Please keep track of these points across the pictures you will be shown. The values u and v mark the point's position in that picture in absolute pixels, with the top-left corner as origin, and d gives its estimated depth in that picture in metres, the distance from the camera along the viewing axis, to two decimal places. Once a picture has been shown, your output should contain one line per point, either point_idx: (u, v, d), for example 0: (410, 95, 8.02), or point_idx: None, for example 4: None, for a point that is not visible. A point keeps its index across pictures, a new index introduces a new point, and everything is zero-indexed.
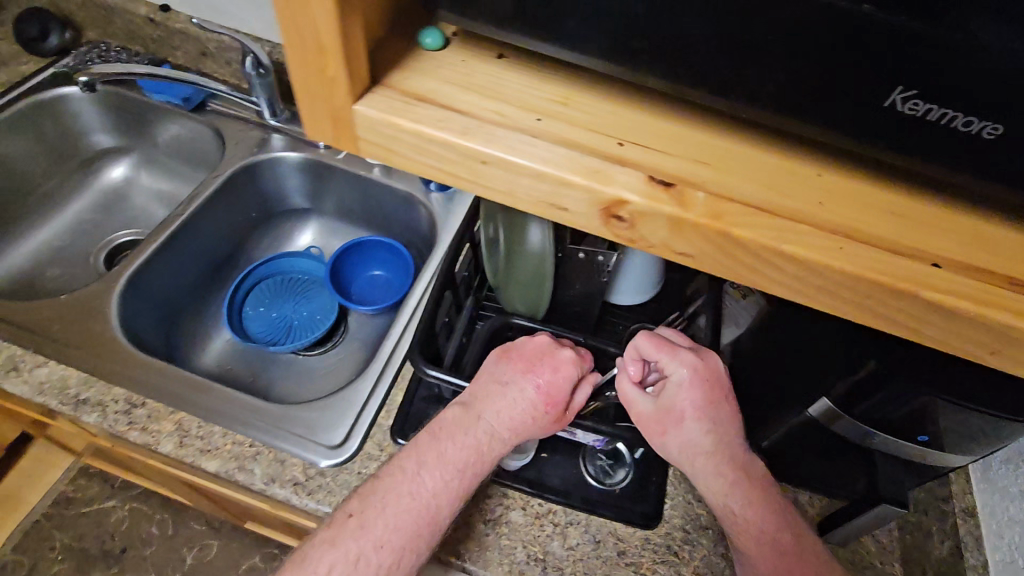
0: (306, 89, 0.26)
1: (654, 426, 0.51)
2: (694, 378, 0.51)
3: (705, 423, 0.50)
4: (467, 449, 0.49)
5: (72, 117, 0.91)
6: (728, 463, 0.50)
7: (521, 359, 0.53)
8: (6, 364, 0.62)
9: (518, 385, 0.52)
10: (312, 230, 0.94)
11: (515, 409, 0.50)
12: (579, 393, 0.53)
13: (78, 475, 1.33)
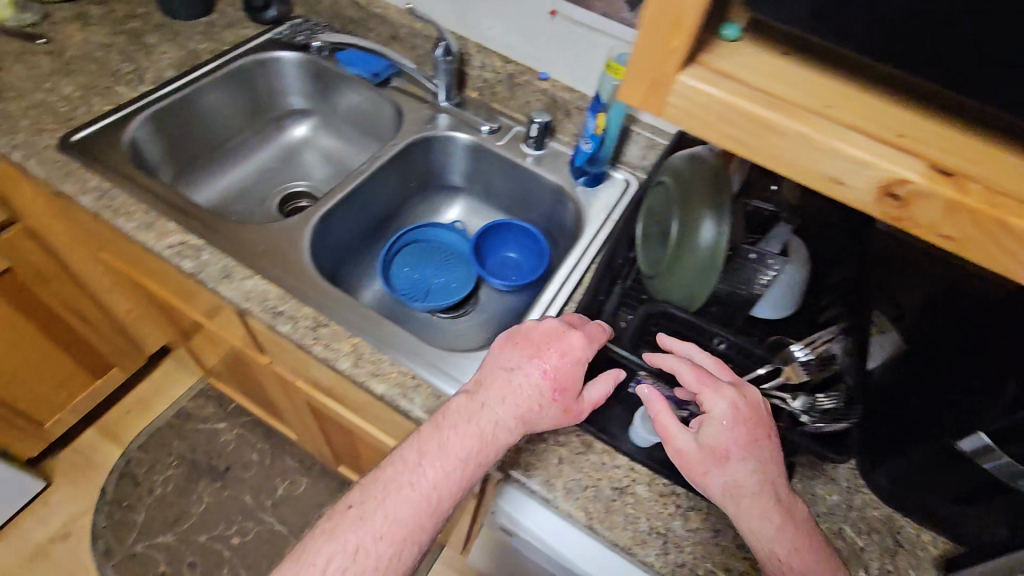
0: (646, 56, 0.32)
1: (697, 466, 0.51)
2: (737, 415, 0.51)
3: (751, 462, 0.50)
4: (468, 435, 0.55)
5: (276, 78, 1.04)
6: (770, 503, 0.50)
7: (529, 344, 0.60)
8: (220, 271, 0.71)
9: (524, 370, 0.58)
10: (459, 208, 1.03)
11: (518, 396, 0.56)
12: (595, 387, 0.58)
13: (198, 395, 1.48)
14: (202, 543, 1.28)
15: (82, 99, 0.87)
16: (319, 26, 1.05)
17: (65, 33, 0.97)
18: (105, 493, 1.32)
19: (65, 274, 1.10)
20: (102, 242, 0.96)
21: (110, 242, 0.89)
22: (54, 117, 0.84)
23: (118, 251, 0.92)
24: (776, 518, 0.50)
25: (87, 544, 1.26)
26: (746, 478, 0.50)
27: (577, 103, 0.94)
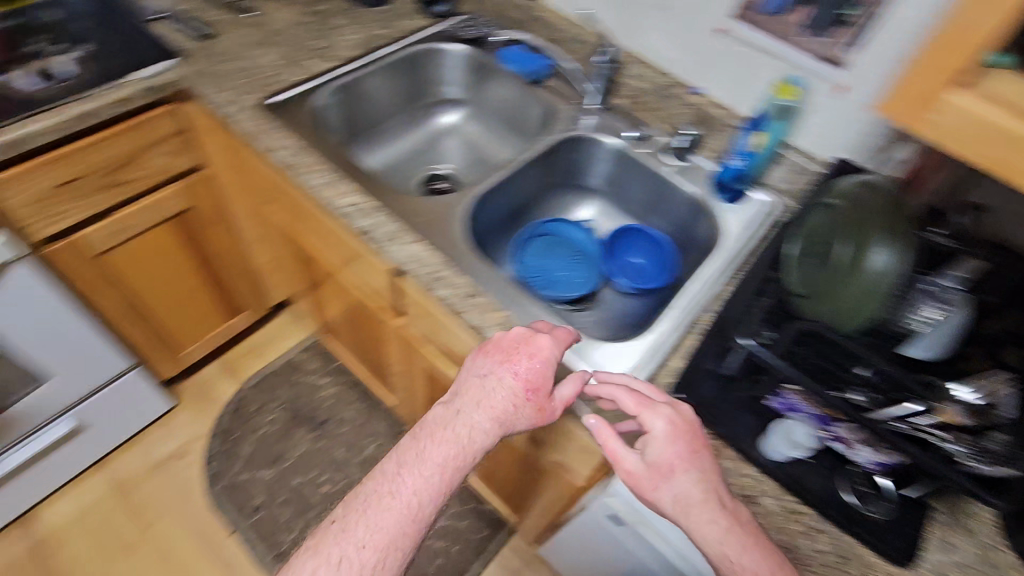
0: (928, 73, 0.42)
1: (645, 479, 0.57)
2: (674, 429, 0.58)
3: (694, 472, 0.56)
4: (448, 441, 0.58)
5: (437, 67, 1.12)
6: (719, 512, 0.54)
7: (499, 351, 0.63)
8: (390, 233, 0.78)
9: (495, 375, 0.62)
10: (591, 208, 1.07)
11: (492, 401, 0.60)
12: (567, 386, 0.64)
13: (306, 350, 1.61)
14: (297, 484, 1.38)
15: (281, 68, 0.99)
16: (477, 22, 1.12)
17: (268, 10, 1.10)
18: (218, 423, 1.46)
19: (225, 221, 1.24)
20: (266, 195, 1.07)
21: (277, 196, 1.00)
22: (258, 80, 0.96)
23: (282, 204, 1.03)
24: (732, 531, 0.53)
25: (200, 465, 1.39)
26: (692, 488, 0.55)
27: (728, 120, 0.96)
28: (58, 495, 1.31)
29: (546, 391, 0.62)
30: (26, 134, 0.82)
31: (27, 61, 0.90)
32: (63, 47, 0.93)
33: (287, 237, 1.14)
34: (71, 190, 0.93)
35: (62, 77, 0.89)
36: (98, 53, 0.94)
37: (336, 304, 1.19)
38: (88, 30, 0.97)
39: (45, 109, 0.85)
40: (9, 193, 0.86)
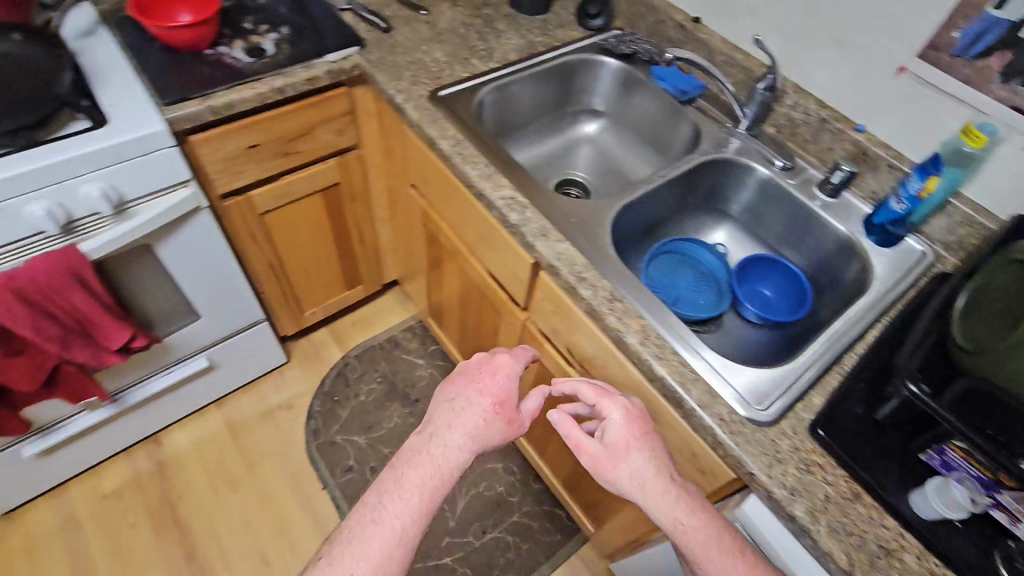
0: None
1: (604, 458, 0.65)
2: (627, 415, 0.66)
3: (645, 450, 0.64)
4: (426, 466, 0.64)
5: (589, 78, 1.16)
6: (670, 482, 0.62)
7: (465, 376, 0.73)
8: (539, 229, 0.81)
9: (472, 398, 0.69)
10: (725, 233, 1.06)
11: (461, 419, 0.67)
12: (529, 402, 0.73)
13: (408, 329, 1.70)
14: (385, 455, 1.46)
15: (446, 64, 1.05)
16: (634, 36, 1.14)
17: (438, 10, 1.18)
18: (322, 385, 1.56)
19: (364, 198, 1.33)
20: (412, 179, 1.14)
21: (425, 181, 1.07)
22: (427, 74, 1.03)
23: (425, 189, 1.10)
24: (682, 500, 0.61)
25: (302, 420, 1.50)
26: (645, 464, 0.63)
27: (891, 161, 0.90)
28: (182, 424, 1.46)
29: (508, 401, 0.70)
30: (231, 100, 0.93)
31: (238, 36, 1.01)
32: (267, 27, 1.04)
33: (421, 220, 1.21)
34: (253, 153, 1.04)
35: (265, 52, 0.99)
36: (294, 35, 1.04)
37: (453, 291, 1.25)
38: (287, 14, 1.08)
39: (248, 80, 0.95)
40: (206, 149, 0.97)
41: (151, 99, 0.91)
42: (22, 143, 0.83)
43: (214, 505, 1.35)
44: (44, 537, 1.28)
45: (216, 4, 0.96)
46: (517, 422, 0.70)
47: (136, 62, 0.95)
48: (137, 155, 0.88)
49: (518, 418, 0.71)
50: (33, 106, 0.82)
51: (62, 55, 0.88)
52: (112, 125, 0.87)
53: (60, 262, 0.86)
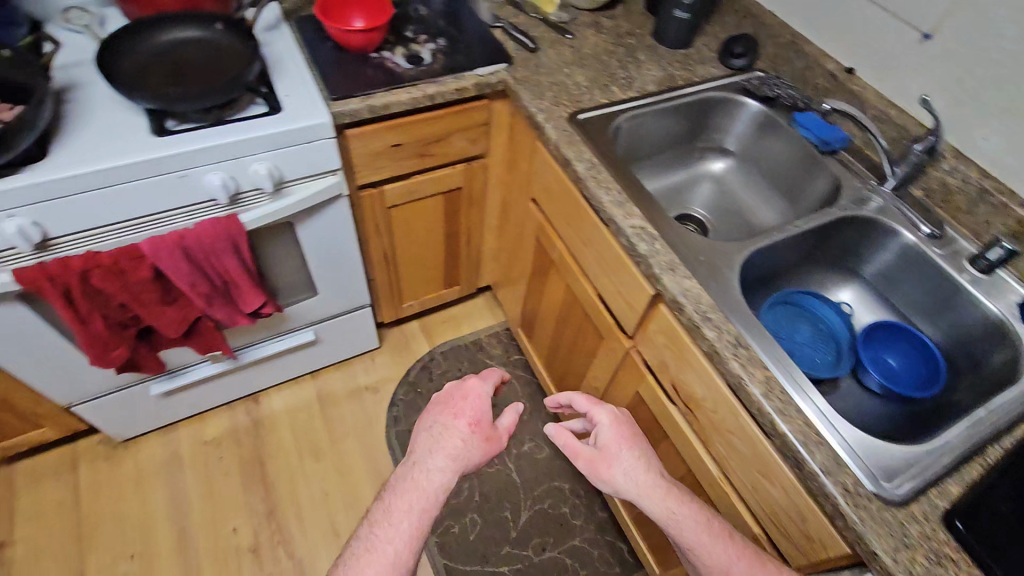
0: None
1: (598, 460, 0.75)
2: (616, 420, 0.79)
3: (634, 449, 0.76)
4: (415, 493, 0.70)
5: (726, 117, 1.15)
6: (656, 477, 0.73)
7: (440, 403, 0.78)
8: (667, 263, 0.82)
9: (449, 425, 0.74)
10: (852, 293, 1.01)
11: (438, 446, 0.72)
12: (505, 418, 0.78)
13: (494, 334, 1.74)
14: None
15: (587, 89, 1.08)
16: (779, 80, 1.11)
17: (583, 35, 1.20)
18: (407, 375, 1.64)
19: (479, 205, 1.39)
20: (534, 194, 1.18)
21: (549, 198, 1.10)
22: (567, 96, 1.06)
23: (547, 206, 1.13)
24: (670, 494, 0.71)
25: (385, 405, 1.58)
26: (631, 463, 0.74)
27: None
28: (278, 389, 1.57)
29: (481, 420, 0.75)
30: (388, 102, 1.01)
31: (400, 43, 1.09)
32: (426, 37, 1.11)
33: (534, 234, 1.25)
34: (394, 152, 1.11)
35: (422, 62, 1.06)
36: (449, 47, 1.10)
37: (552, 307, 1.28)
38: (444, 27, 1.15)
39: (405, 86, 1.02)
40: (357, 144, 1.05)
41: (321, 93, 1.00)
42: (212, 120, 0.93)
43: (298, 469, 1.45)
44: (151, 468, 1.42)
45: (389, 14, 1.04)
46: (495, 440, 0.76)
47: (311, 57, 1.04)
48: (302, 143, 0.96)
49: (496, 435, 0.76)
50: (226, 88, 0.92)
51: (254, 45, 0.98)
52: (286, 112, 0.96)
53: (223, 227, 0.96)
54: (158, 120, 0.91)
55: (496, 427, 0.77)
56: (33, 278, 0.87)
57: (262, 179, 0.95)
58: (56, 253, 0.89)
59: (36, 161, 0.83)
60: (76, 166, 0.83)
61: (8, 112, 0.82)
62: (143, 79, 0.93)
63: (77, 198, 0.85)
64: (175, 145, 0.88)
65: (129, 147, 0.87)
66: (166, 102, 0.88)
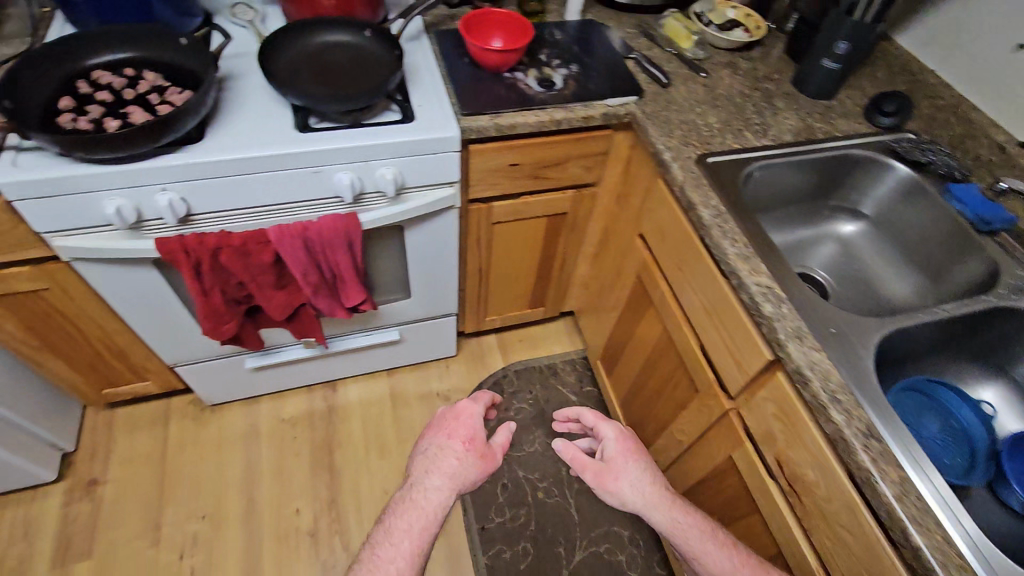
0: None
1: (606, 472, 0.76)
2: (621, 436, 0.80)
3: (640, 463, 0.77)
4: (414, 514, 0.72)
5: (866, 177, 1.06)
6: (664, 491, 0.75)
7: (436, 425, 0.81)
8: (794, 330, 0.76)
9: (445, 444, 0.77)
10: (993, 392, 0.91)
11: (434, 466, 0.75)
12: (500, 435, 0.80)
13: (568, 362, 1.72)
14: (518, 476, 1.49)
15: (719, 131, 1.04)
16: (936, 146, 1.02)
17: (719, 74, 1.16)
18: (479, 388, 1.64)
19: (580, 232, 1.37)
20: (643, 231, 1.15)
21: (660, 239, 1.07)
22: (698, 136, 1.02)
23: (656, 245, 1.10)
24: (676, 507, 0.74)
25: None
26: (637, 475, 0.76)
27: None
28: (355, 380, 1.62)
29: (477, 439, 0.78)
30: (515, 123, 1.01)
31: (533, 65, 1.08)
32: (559, 61, 1.11)
33: (635, 270, 1.22)
34: (509, 171, 1.11)
35: (554, 86, 1.05)
36: (582, 74, 1.09)
37: (642, 348, 1.24)
38: (578, 53, 1.14)
39: (534, 109, 1.02)
40: (477, 159, 1.06)
41: (453, 106, 1.01)
42: (350, 122, 0.97)
43: (363, 463, 1.48)
44: (231, 435, 1.50)
45: (530, 36, 1.03)
46: (493, 457, 0.78)
47: (447, 71, 1.06)
48: (429, 154, 0.98)
49: (493, 452, 0.78)
50: (368, 94, 0.95)
51: (398, 55, 1.01)
52: (418, 122, 0.98)
53: (343, 225, 1.00)
54: (303, 117, 0.96)
55: (492, 443, 0.79)
56: (172, 250, 0.94)
57: (387, 183, 0.98)
58: (196, 228, 0.96)
59: (194, 142, 0.89)
60: (227, 152, 0.89)
61: (178, 96, 0.89)
62: (295, 76, 0.98)
63: (223, 181, 0.90)
64: (316, 143, 0.92)
65: (274, 139, 0.92)
66: (313, 101, 0.92)
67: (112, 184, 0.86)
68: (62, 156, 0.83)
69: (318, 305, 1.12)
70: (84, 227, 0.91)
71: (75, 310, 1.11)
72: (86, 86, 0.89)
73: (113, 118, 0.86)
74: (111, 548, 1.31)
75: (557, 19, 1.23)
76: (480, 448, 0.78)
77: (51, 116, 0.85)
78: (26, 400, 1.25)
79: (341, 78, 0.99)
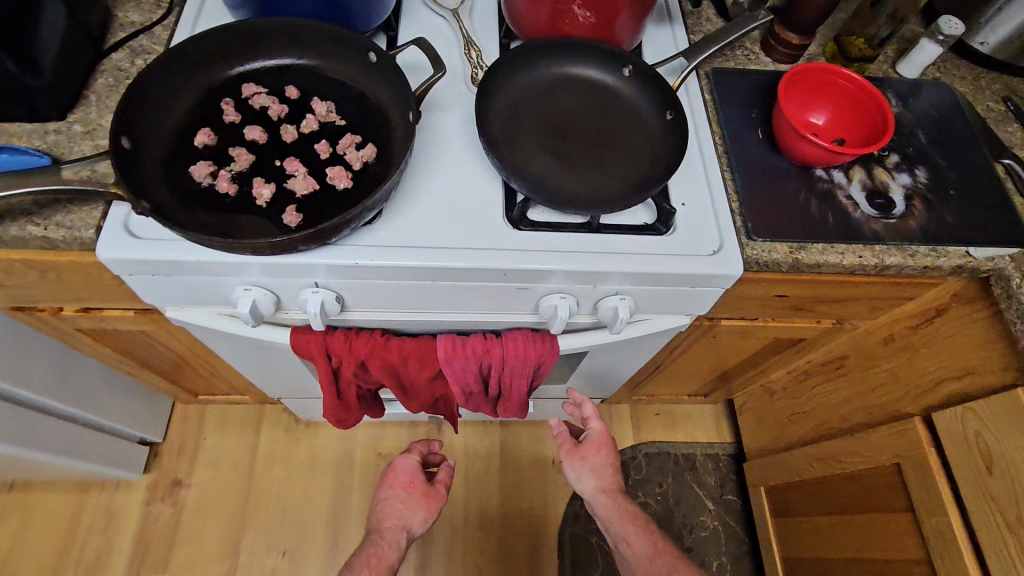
0: None
1: (576, 453, 0.93)
2: (602, 428, 0.93)
3: (602, 454, 0.93)
4: (375, 554, 0.83)
5: None
6: (612, 477, 0.93)
7: (391, 474, 0.94)
8: None
9: (392, 493, 0.91)
10: None
11: (390, 513, 0.89)
12: (444, 474, 0.95)
13: (712, 457, 1.42)
14: None
15: None
16: None
17: None
18: None
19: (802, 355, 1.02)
20: (933, 416, 0.81)
21: (977, 460, 0.73)
22: None
23: (953, 455, 0.77)
24: (615, 491, 0.92)
25: (571, 492, 1.34)
26: (599, 460, 0.92)
27: None
28: (465, 424, 1.39)
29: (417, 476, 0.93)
30: (826, 263, 0.66)
31: (860, 161, 0.70)
32: (898, 157, 0.72)
33: (884, 447, 0.88)
34: (770, 300, 0.77)
35: (893, 207, 0.68)
36: (932, 188, 0.70)
37: (857, 538, 0.94)
38: (924, 142, 0.74)
39: (859, 245, 0.66)
40: (740, 291, 0.72)
41: (736, 217, 0.66)
42: (586, 220, 0.65)
43: (458, 529, 1.29)
44: (323, 460, 1.32)
45: (890, 127, 0.64)
46: (435, 492, 0.92)
47: (728, 148, 0.70)
48: (686, 287, 0.66)
49: (436, 489, 0.93)
50: (625, 191, 0.63)
51: (672, 120, 0.66)
52: (684, 237, 0.65)
53: (534, 353, 0.72)
54: (520, 200, 0.65)
55: (434, 482, 0.94)
56: (310, 349, 0.70)
57: (617, 317, 0.68)
58: (348, 319, 0.70)
59: (368, 229, 0.61)
60: (413, 251, 0.60)
61: (357, 152, 0.60)
62: (516, 131, 0.66)
63: (397, 283, 0.63)
64: (538, 255, 0.62)
65: (478, 238, 0.62)
66: (548, 196, 0.60)
67: (252, 274, 0.60)
68: (187, 243, 0.57)
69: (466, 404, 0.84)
70: (207, 303, 0.67)
71: (180, 346, 0.90)
72: (234, 114, 0.62)
73: (264, 178, 0.59)
74: (186, 567, 1.20)
75: (883, 69, 0.82)
76: (423, 488, 0.93)
77: (184, 161, 0.59)
78: (117, 404, 1.09)
79: (582, 147, 0.66)
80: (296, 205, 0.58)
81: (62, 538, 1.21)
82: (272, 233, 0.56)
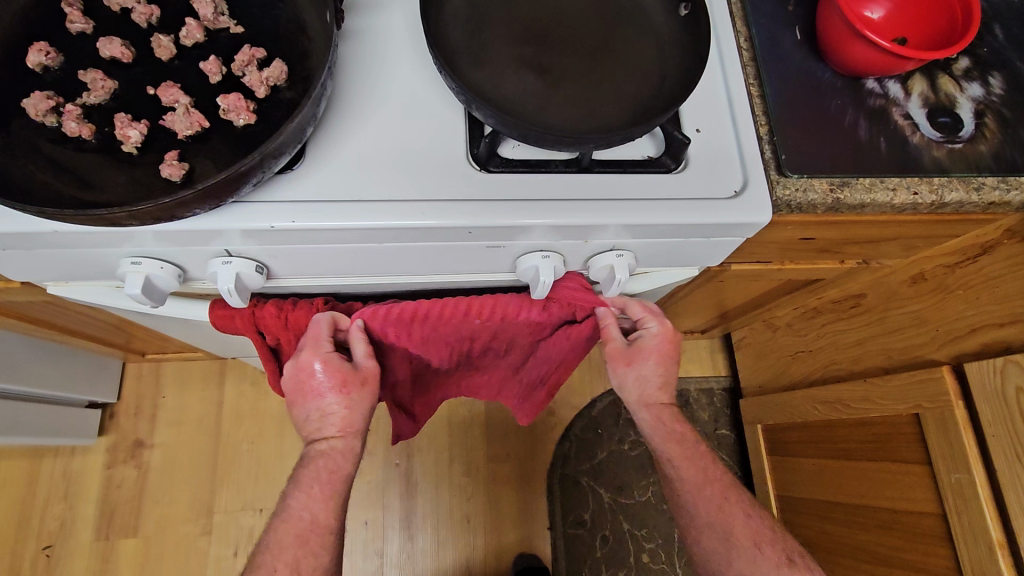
0: None
1: (619, 358, 0.64)
2: (666, 339, 0.64)
3: (654, 364, 0.64)
4: (326, 471, 0.58)
5: None
6: (661, 391, 0.67)
7: (307, 385, 0.58)
8: None
9: (324, 403, 0.58)
10: None
11: (329, 422, 0.59)
12: (358, 347, 0.58)
13: (705, 392, 1.36)
14: (623, 530, 1.23)
15: None
16: None
17: None
18: (592, 407, 1.30)
19: (817, 295, 0.91)
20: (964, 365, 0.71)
21: (1012, 413, 0.64)
22: None
23: (984, 407, 0.68)
24: (668, 407, 0.67)
25: (559, 434, 1.28)
26: (651, 372, 0.65)
27: None
28: None
29: (342, 361, 0.57)
30: (878, 201, 0.52)
31: (920, 69, 0.56)
32: (968, 61, 0.57)
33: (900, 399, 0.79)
34: (793, 244, 0.63)
35: (960, 127, 0.54)
36: (1008, 100, 0.56)
37: (865, 483, 0.88)
38: (1001, 40, 0.58)
39: (916, 178, 0.52)
40: (764, 238, 0.59)
41: (764, 145, 0.52)
42: (573, 156, 0.50)
43: (443, 477, 1.23)
44: None
45: (978, 24, 0.49)
46: (372, 376, 0.59)
47: (758, 60, 0.55)
48: (697, 237, 0.53)
49: (371, 372, 0.59)
50: (623, 120, 0.48)
51: (688, 17, 0.50)
52: (697, 174, 0.51)
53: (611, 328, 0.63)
54: (489, 131, 0.49)
55: (362, 363, 0.58)
56: (235, 326, 0.58)
57: (613, 279, 0.55)
58: (283, 286, 0.56)
59: (286, 178, 0.46)
60: (347, 206, 0.46)
61: (259, 73, 0.43)
62: (481, 35, 0.49)
63: (337, 246, 0.49)
64: (515, 204, 0.48)
65: (432, 183, 0.47)
66: (519, 126, 0.45)
67: (138, 243, 0.46)
68: (35, 222, 0.42)
69: (375, 333, 0.59)
70: (92, 277, 0.53)
71: (96, 317, 0.76)
72: (83, 22, 0.44)
73: (132, 113, 0.43)
74: (158, 529, 1.14)
75: None
76: (356, 375, 0.58)
77: (15, 91, 0.42)
78: (55, 372, 0.98)
79: (564, 59, 0.49)
80: (176, 151, 0.42)
81: (21, 507, 1.13)
82: (145, 191, 0.41)
